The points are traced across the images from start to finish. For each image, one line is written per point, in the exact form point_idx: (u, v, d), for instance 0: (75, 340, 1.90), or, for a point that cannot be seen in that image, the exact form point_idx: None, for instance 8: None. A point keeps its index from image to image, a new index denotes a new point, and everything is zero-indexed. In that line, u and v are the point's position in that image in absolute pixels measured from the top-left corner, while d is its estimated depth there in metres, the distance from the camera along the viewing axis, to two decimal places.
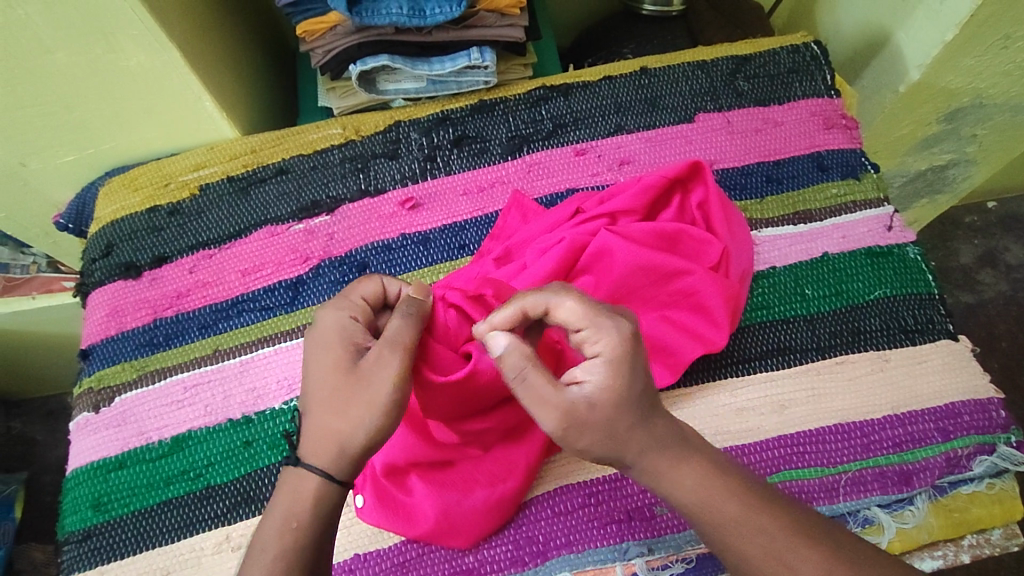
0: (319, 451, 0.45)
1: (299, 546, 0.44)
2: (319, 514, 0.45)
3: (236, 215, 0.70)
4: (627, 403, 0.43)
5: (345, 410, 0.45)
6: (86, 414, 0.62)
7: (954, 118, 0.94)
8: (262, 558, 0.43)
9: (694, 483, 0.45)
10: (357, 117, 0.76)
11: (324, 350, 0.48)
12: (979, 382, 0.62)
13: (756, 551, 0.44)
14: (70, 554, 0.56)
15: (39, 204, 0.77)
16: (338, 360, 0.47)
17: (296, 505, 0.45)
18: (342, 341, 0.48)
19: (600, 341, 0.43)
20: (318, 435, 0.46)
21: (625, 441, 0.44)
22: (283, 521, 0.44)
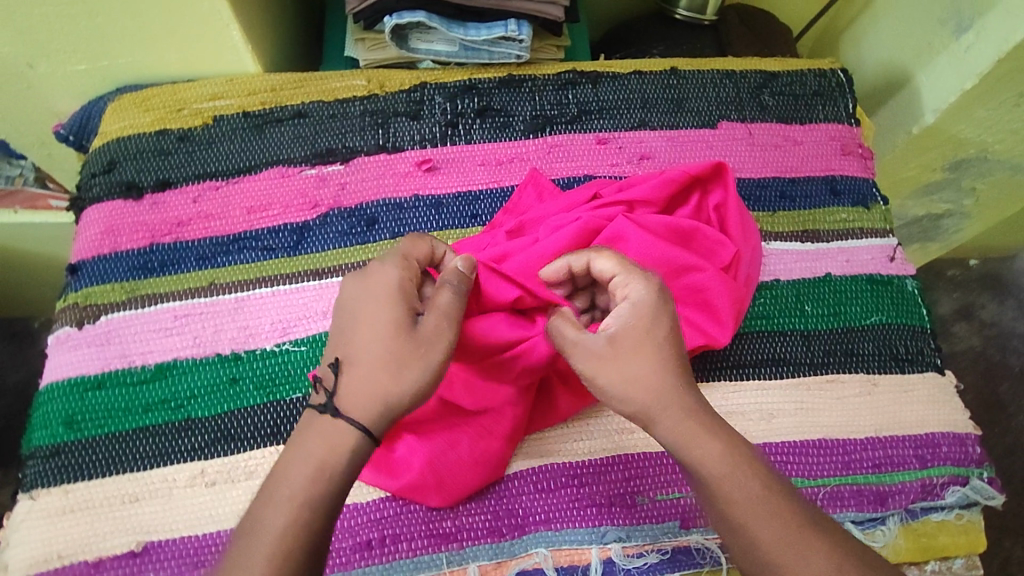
0: (364, 404, 0.45)
1: (328, 495, 0.43)
2: (351, 470, 0.44)
3: (248, 151, 0.68)
4: (653, 345, 0.48)
5: (398, 371, 0.46)
6: (67, 329, 0.59)
7: (957, 168, 0.96)
8: (287, 504, 0.42)
9: (716, 453, 0.46)
10: (383, 72, 0.75)
11: (378, 306, 0.47)
12: (959, 417, 0.64)
13: (767, 534, 0.43)
14: (34, 469, 0.55)
15: (40, 111, 0.75)
16: (389, 319, 0.47)
17: (331, 456, 0.44)
18: (399, 305, 0.47)
19: (629, 287, 0.49)
20: (364, 391, 0.45)
21: (652, 392, 0.47)
22: (316, 470, 0.43)
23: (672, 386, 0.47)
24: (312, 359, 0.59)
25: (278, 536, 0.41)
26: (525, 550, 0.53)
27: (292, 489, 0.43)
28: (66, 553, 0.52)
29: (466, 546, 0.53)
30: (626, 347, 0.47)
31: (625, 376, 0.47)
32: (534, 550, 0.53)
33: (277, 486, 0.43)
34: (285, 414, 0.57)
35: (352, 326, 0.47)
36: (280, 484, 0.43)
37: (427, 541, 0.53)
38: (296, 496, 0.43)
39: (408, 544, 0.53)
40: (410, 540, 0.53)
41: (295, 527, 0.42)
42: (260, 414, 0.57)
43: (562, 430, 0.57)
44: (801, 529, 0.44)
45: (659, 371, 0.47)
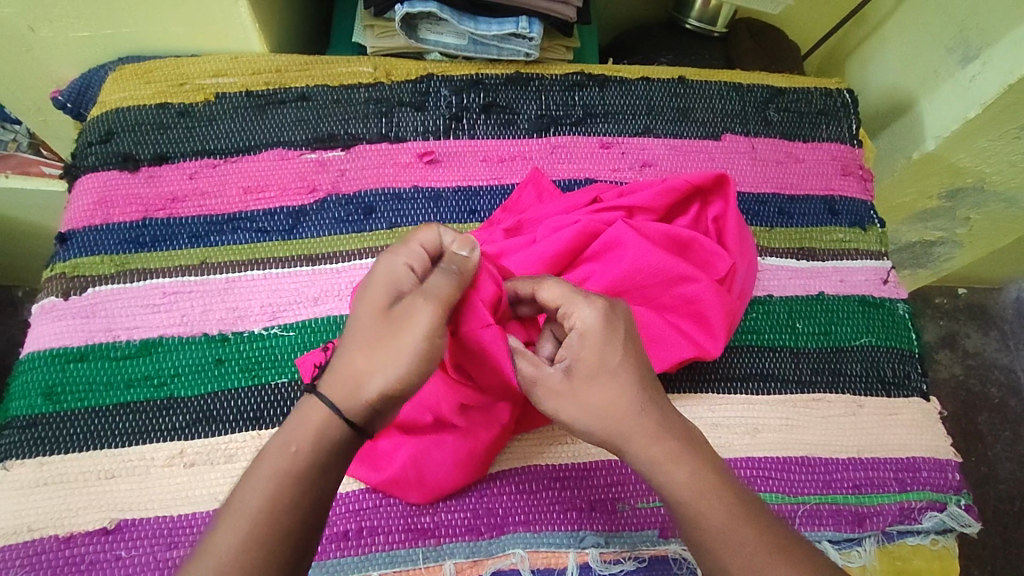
0: (338, 387, 0.43)
1: (295, 470, 0.42)
2: (320, 445, 0.42)
3: (249, 131, 0.68)
4: (604, 372, 0.47)
5: (375, 354, 0.43)
6: (52, 299, 0.58)
7: (954, 197, 0.96)
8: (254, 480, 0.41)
9: (682, 484, 0.45)
10: (390, 61, 0.74)
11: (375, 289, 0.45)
12: (940, 443, 0.64)
13: (735, 562, 0.43)
14: (9, 439, 0.54)
15: (38, 77, 0.73)
16: (379, 301, 0.44)
17: (299, 431, 0.43)
18: (389, 289, 0.45)
19: (576, 316, 0.48)
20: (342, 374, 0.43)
21: (601, 418, 0.46)
22: (282, 444, 0.43)
23: (630, 414, 0.46)
24: (300, 345, 0.59)
25: (246, 521, 0.40)
26: (503, 550, 0.53)
27: (263, 473, 0.42)
28: (37, 526, 0.51)
29: (443, 543, 0.53)
30: (584, 374, 0.47)
31: (579, 401, 0.47)
32: (512, 551, 0.53)
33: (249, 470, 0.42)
34: (269, 398, 0.56)
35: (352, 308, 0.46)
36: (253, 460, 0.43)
37: (405, 536, 0.53)
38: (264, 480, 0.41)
39: (385, 537, 0.52)
40: (388, 533, 0.52)
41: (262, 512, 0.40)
42: (244, 397, 0.56)
43: (546, 432, 0.57)
44: (773, 553, 0.43)
45: (614, 399, 0.46)
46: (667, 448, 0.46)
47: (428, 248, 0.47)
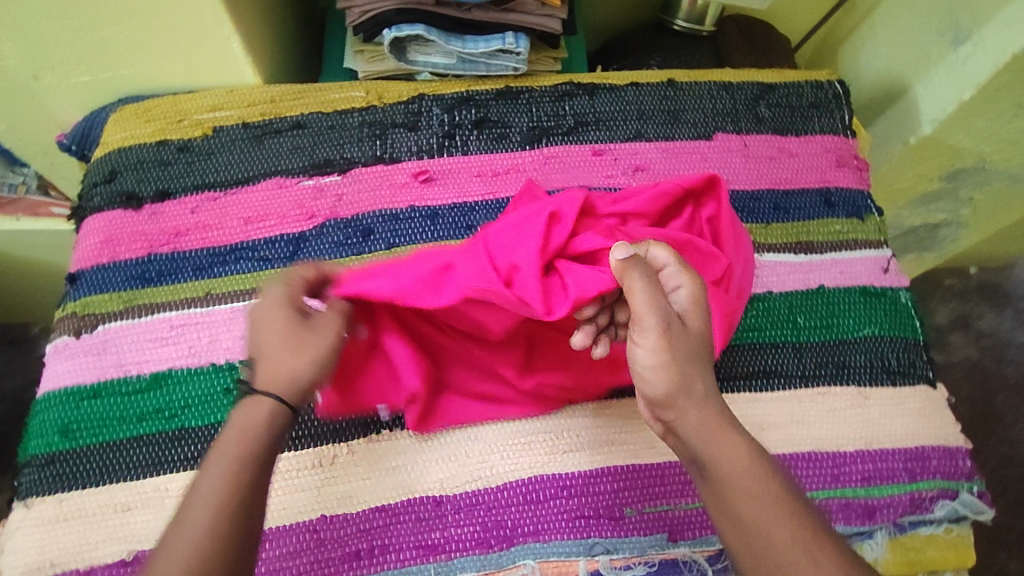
0: (275, 381, 0.48)
1: (252, 453, 0.45)
2: (273, 433, 0.47)
3: (247, 161, 0.69)
4: (694, 337, 0.49)
5: (301, 350, 0.49)
6: (65, 338, 0.60)
7: (955, 178, 0.95)
8: (217, 466, 0.44)
9: (738, 455, 0.46)
10: (381, 83, 0.75)
11: (269, 307, 0.51)
12: (949, 430, 0.64)
13: (783, 535, 0.43)
14: (30, 476, 0.56)
15: (43, 122, 0.76)
16: (284, 318, 0.50)
17: (253, 421, 0.46)
18: (288, 308, 0.51)
19: (680, 278, 0.51)
20: (273, 373, 0.48)
21: (680, 376, 0.47)
22: (239, 433, 0.46)
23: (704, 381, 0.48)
24: None
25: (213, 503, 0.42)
26: (513, 561, 0.54)
27: (225, 462, 0.44)
28: (59, 561, 0.53)
29: (454, 558, 0.53)
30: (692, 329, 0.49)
31: (679, 356, 0.48)
32: (521, 562, 0.54)
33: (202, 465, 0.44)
34: None
35: (259, 328, 0.51)
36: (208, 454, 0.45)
37: (416, 552, 0.53)
38: (224, 466, 0.44)
39: (397, 554, 0.53)
40: (399, 551, 0.53)
41: (228, 499, 0.42)
42: None
43: (552, 442, 0.58)
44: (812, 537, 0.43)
45: (695, 364, 0.48)
46: (722, 419, 0.48)
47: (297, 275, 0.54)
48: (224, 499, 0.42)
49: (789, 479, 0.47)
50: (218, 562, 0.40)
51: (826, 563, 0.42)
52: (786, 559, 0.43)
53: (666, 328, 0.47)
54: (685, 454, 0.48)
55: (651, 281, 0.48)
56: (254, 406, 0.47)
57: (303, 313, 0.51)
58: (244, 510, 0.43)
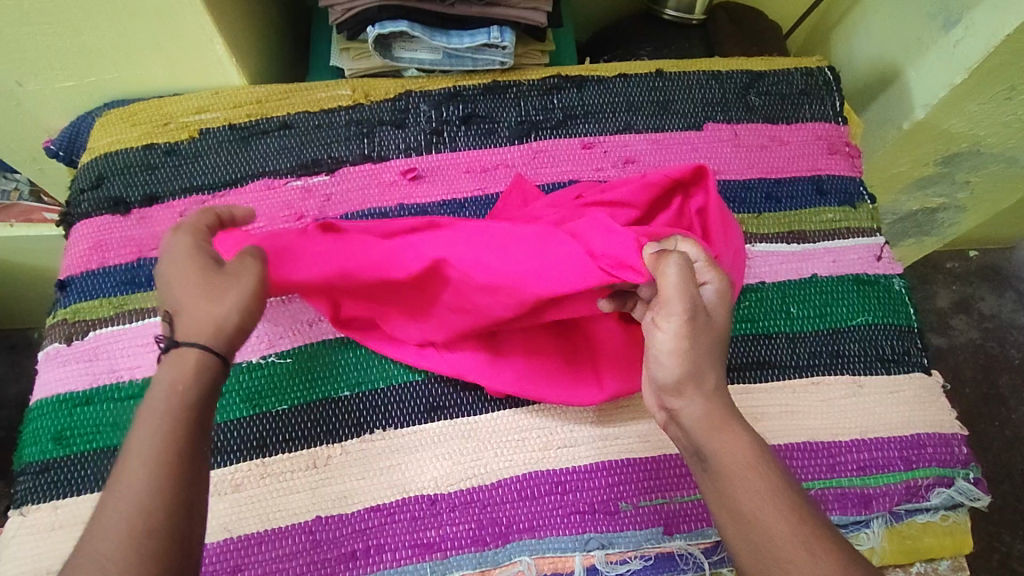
0: (198, 327, 0.47)
1: (184, 407, 0.44)
2: (203, 384, 0.45)
3: (234, 163, 0.69)
4: (715, 331, 0.49)
5: (216, 294, 0.48)
6: (56, 345, 0.60)
7: (950, 162, 0.94)
8: (149, 422, 0.43)
9: (738, 448, 0.47)
10: (367, 81, 0.75)
11: (174, 262, 0.50)
12: (945, 417, 0.64)
13: (781, 529, 0.43)
14: (24, 485, 0.56)
15: (29, 128, 0.75)
16: (193, 268, 0.49)
17: (180, 373, 0.45)
18: (195, 258, 0.50)
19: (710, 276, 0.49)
20: (193, 324, 0.47)
21: (696, 368, 0.48)
22: (168, 387, 0.44)
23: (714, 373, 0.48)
24: (295, 371, 0.59)
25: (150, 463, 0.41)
26: (509, 558, 0.54)
27: (156, 421, 0.43)
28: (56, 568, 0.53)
29: (450, 555, 0.53)
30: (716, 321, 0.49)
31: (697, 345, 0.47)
32: (518, 559, 0.54)
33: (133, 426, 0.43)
34: (270, 425, 0.57)
35: (167, 285, 0.49)
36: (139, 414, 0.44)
37: (411, 551, 0.53)
38: (159, 424, 0.43)
39: (393, 553, 0.53)
40: (395, 550, 0.53)
41: (163, 457, 0.42)
42: (245, 426, 0.57)
43: (547, 438, 0.58)
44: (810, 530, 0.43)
45: (710, 356, 0.48)
46: (727, 412, 0.48)
47: (200, 227, 0.53)
48: (162, 458, 0.41)
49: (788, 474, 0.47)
50: (157, 522, 0.40)
51: (824, 557, 0.42)
52: (784, 550, 0.43)
53: (693, 318, 0.47)
54: (686, 446, 0.48)
55: (686, 269, 0.46)
56: (181, 358, 0.45)
57: (211, 261, 0.50)
58: (187, 465, 0.42)
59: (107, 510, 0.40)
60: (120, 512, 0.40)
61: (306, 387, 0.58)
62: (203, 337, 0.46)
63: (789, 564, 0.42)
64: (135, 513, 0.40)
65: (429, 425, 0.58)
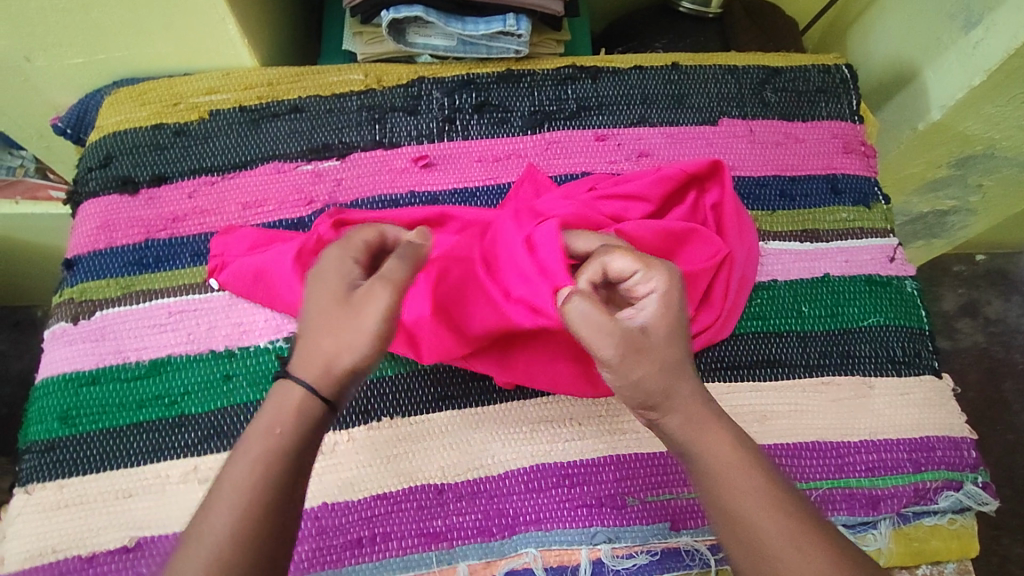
0: (310, 367, 0.43)
1: (281, 451, 0.41)
2: (303, 428, 0.42)
3: (245, 146, 0.68)
4: (675, 336, 0.46)
5: (336, 332, 0.43)
6: (63, 324, 0.60)
7: (964, 165, 0.94)
8: (243, 462, 0.40)
9: (724, 447, 0.46)
10: (380, 66, 0.74)
11: (321, 276, 0.45)
12: (954, 420, 0.64)
13: (768, 525, 0.43)
14: (30, 463, 0.55)
15: (37, 104, 0.74)
16: (329, 291, 0.45)
17: (280, 413, 0.42)
18: (338, 280, 0.45)
19: (649, 282, 0.47)
20: (310, 360, 0.43)
21: (668, 379, 0.46)
22: (267, 426, 0.42)
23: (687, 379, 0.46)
24: None
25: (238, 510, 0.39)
26: (515, 549, 0.54)
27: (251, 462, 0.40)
28: (61, 547, 0.52)
29: (456, 545, 0.53)
30: (660, 329, 0.46)
31: (655, 359, 0.45)
32: (524, 550, 0.54)
33: (228, 460, 0.41)
34: None
35: (306, 297, 0.46)
36: (235, 449, 0.42)
37: (417, 540, 0.53)
38: (253, 467, 0.40)
39: (398, 542, 0.53)
40: (401, 538, 0.53)
41: (252, 505, 0.39)
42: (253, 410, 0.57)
43: (556, 431, 0.57)
44: (801, 524, 0.43)
45: (676, 364, 0.46)
46: (711, 412, 0.47)
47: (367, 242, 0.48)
48: (253, 505, 0.39)
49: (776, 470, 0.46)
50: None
51: (812, 555, 0.42)
52: (774, 549, 0.42)
53: (631, 344, 0.44)
54: (672, 447, 0.47)
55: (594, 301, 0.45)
56: (284, 396, 0.42)
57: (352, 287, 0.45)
58: (273, 516, 0.39)
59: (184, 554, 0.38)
60: (199, 559, 0.37)
61: None
62: (312, 379, 0.43)
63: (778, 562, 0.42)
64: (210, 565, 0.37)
65: (436, 415, 0.57)
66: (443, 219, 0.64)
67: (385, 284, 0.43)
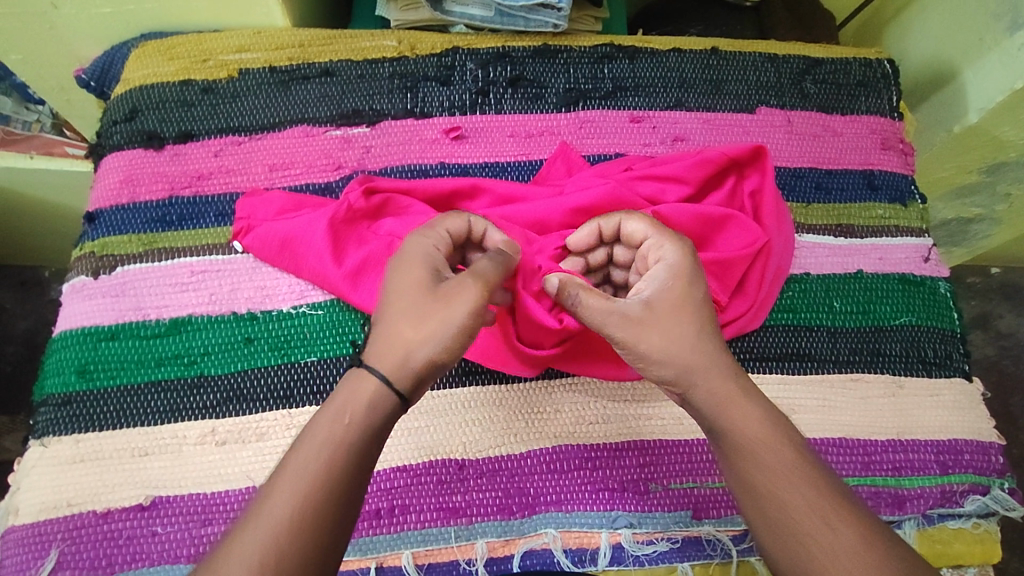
0: (386, 357, 0.44)
1: (349, 439, 0.42)
2: (372, 418, 0.43)
3: (273, 107, 0.67)
4: (689, 306, 0.47)
5: (416, 319, 0.45)
6: (82, 278, 0.59)
7: (994, 172, 0.90)
8: (312, 444, 0.42)
9: (753, 421, 0.45)
10: (414, 34, 0.72)
11: (409, 258, 0.48)
12: (983, 424, 0.62)
13: (795, 498, 0.43)
14: (46, 416, 0.54)
15: (62, 55, 0.73)
16: (416, 276, 0.47)
17: (351, 401, 0.43)
18: (425, 264, 0.47)
19: (660, 250, 0.50)
20: (388, 345, 0.45)
21: (687, 354, 0.46)
22: (337, 412, 0.43)
23: (708, 352, 0.47)
24: (327, 324, 0.58)
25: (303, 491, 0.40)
26: (535, 530, 0.53)
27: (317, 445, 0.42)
28: (76, 501, 0.52)
29: (475, 522, 0.52)
30: (665, 305, 0.47)
31: (664, 327, 0.46)
32: (543, 530, 0.53)
33: (296, 442, 0.43)
34: (299, 375, 0.56)
35: (393, 265, 0.48)
36: (305, 429, 0.43)
37: (436, 514, 0.52)
38: (320, 451, 0.42)
39: (418, 515, 0.52)
40: (419, 512, 0.52)
41: (315, 487, 0.41)
42: (274, 375, 0.56)
43: (581, 412, 0.56)
44: (834, 502, 0.42)
45: (693, 335, 0.47)
46: (738, 386, 0.46)
47: (453, 234, 0.52)
48: (318, 487, 0.41)
49: (808, 447, 0.45)
50: (293, 552, 0.39)
51: (843, 530, 0.41)
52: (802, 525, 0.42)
53: (628, 321, 0.46)
54: (700, 423, 0.47)
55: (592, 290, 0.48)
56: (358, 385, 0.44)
57: (438, 274, 0.47)
58: (336, 498, 0.41)
59: (249, 525, 0.40)
60: (263, 533, 0.39)
61: (337, 341, 0.57)
62: (387, 369, 0.44)
63: (805, 535, 0.42)
64: (270, 539, 0.39)
65: (461, 390, 0.56)
66: (474, 191, 0.62)
67: (477, 282, 0.45)
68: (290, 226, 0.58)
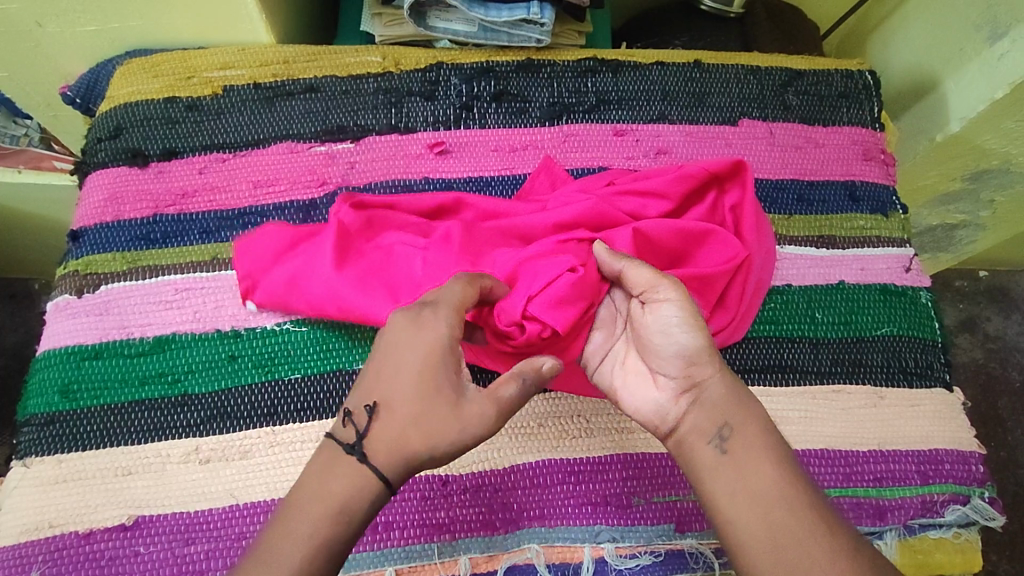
0: (388, 453, 0.43)
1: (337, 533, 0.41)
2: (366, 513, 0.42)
3: (258, 123, 0.67)
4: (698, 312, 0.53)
5: (429, 429, 0.44)
6: (66, 296, 0.59)
7: (977, 179, 0.90)
8: (301, 532, 0.41)
9: (761, 432, 0.47)
10: (398, 50, 0.72)
11: (425, 335, 0.45)
12: (963, 434, 0.63)
13: (798, 500, 0.44)
14: (29, 436, 0.55)
15: (46, 71, 0.73)
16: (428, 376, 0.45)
17: (345, 494, 0.42)
18: (442, 361, 0.45)
19: None
20: (389, 436, 0.44)
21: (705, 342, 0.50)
22: (329, 505, 0.42)
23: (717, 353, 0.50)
24: (312, 341, 0.58)
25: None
26: (518, 545, 0.53)
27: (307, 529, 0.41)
28: (58, 522, 0.52)
29: (458, 538, 0.53)
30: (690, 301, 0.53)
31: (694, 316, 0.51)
32: (527, 546, 0.53)
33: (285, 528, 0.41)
34: (283, 393, 0.56)
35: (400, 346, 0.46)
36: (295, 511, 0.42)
37: (420, 531, 0.53)
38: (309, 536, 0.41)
39: (400, 532, 0.52)
40: (403, 528, 0.53)
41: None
42: (258, 393, 0.56)
43: (563, 426, 0.57)
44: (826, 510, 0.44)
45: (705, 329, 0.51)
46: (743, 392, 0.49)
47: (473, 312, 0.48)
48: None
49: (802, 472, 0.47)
50: None
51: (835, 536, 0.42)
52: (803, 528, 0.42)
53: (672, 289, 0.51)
54: (711, 422, 0.48)
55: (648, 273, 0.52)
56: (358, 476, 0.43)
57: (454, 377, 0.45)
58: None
59: None
60: None
61: (321, 358, 0.58)
62: (388, 464, 0.43)
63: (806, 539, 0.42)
64: None
65: None
66: (458, 207, 0.62)
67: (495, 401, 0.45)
68: (278, 241, 0.59)
